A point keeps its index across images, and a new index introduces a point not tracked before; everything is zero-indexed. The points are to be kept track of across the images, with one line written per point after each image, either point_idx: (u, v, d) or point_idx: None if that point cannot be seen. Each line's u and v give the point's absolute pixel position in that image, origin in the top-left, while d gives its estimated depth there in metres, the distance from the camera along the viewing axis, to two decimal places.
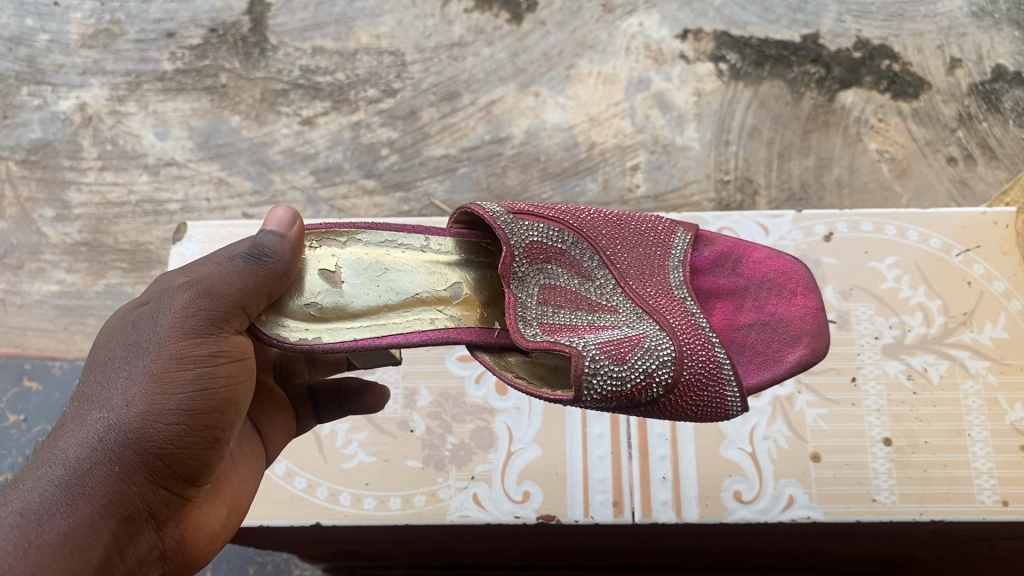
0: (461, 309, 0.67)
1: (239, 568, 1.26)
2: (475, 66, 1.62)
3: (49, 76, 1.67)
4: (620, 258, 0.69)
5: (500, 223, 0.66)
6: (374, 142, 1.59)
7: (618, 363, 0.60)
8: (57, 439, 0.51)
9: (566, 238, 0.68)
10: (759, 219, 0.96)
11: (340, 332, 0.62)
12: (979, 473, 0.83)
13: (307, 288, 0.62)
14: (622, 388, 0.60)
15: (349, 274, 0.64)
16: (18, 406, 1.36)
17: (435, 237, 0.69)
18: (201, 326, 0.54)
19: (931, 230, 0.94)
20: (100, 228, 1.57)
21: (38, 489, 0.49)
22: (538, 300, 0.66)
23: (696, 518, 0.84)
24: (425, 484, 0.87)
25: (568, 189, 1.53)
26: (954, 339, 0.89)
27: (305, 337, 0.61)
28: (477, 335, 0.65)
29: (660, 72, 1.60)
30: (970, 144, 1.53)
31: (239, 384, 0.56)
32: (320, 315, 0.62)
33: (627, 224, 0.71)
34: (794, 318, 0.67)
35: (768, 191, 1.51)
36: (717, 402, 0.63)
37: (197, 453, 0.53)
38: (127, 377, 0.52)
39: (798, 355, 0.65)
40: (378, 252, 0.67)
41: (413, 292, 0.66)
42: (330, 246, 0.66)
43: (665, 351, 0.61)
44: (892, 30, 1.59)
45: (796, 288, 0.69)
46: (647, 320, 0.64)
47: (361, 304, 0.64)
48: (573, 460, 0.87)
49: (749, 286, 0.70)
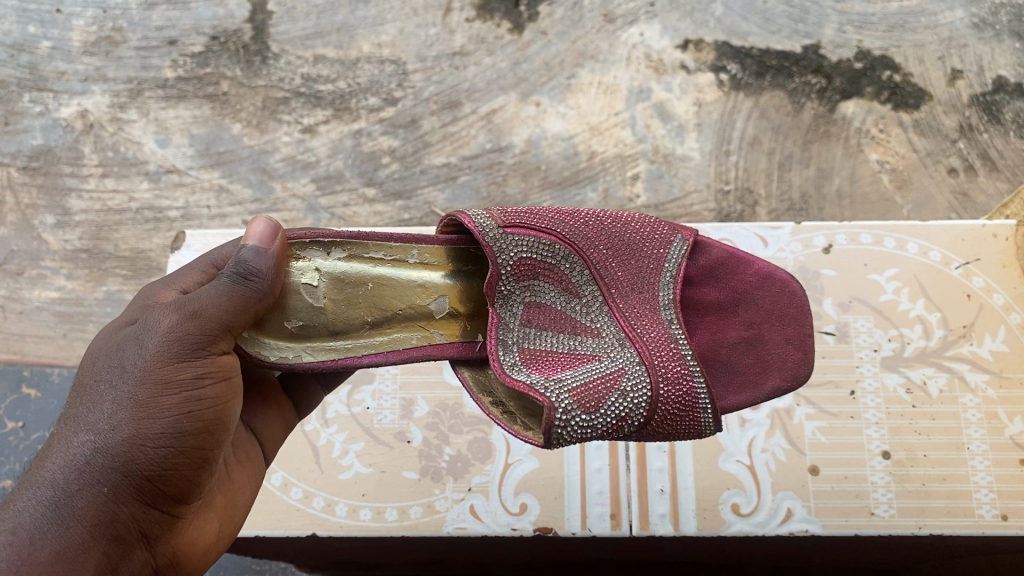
0: (439, 324, 0.71)
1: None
2: (476, 76, 1.62)
3: (50, 83, 1.67)
4: (611, 270, 0.71)
5: (490, 239, 0.68)
6: (375, 150, 1.60)
7: (589, 413, 0.63)
8: (44, 460, 0.52)
9: (556, 252, 0.71)
10: (758, 230, 0.96)
11: (319, 352, 0.67)
12: (978, 487, 0.83)
13: (291, 307, 0.66)
14: (593, 431, 0.63)
15: (330, 290, 0.68)
16: (16, 413, 1.37)
17: (422, 246, 0.71)
18: (186, 350, 0.55)
19: (930, 242, 0.94)
20: (100, 235, 1.57)
21: (26, 511, 0.49)
22: (522, 321, 0.71)
23: (693, 531, 0.84)
24: (421, 495, 0.87)
25: (569, 198, 1.53)
26: (953, 352, 0.88)
27: (287, 356, 0.65)
28: (460, 351, 0.70)
29: (660, 82, 1.60)
30: (970, 155, 1.53)
31: (225, 403, 0.57)
32: (300, 333, 0.66)
33: (623, 232, 0.72)
34: (779, 340, 0.70)
35: (768, 202, 1.52)
36: (690, 418, 0.65)
37: (184, 474, 0.55)
38: (112, 400, 0.53)
39: (777, 382, 0.69)
40: (361, 262, 0.70)
41: (392, 308, 0.70)
42: (314, 256, 0.68)
43: (640, 393, 0.64)
44: (892, 41, 1.59)
45: (785, 307, 0.71)
46: (627, 347, 0.67)
47: (339, 322, 0.68)
48: (570, 471, 0.87)
49: (740, 301, 0.72)
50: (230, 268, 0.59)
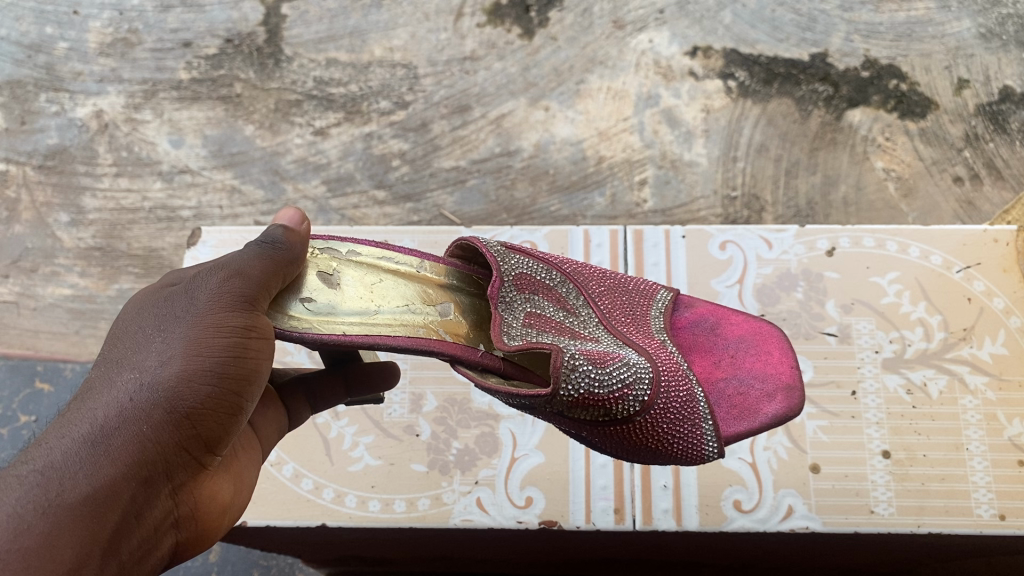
0: (445, 324, 0.70)
1: (244, 570, 1.29)
2: (487, 80, 1.64)
3: (66, 84, 1.70)
4: (602, 303, 0.73)
5: (493, 252, 0.70)
6: (385, 153, 1.62)
7: (598, 367, 0.64)
8: (87, 402, 0.52)
9: (553, 275, 0.73)
10: (763, 233, 0.98)
11: (332, 326, 0.64)
12: (976, 487, 0.84)
13: (304, 286, 0.66)
14: (599, 391, 0.63)
15: (344, 279, 0.69)
16: (30, 408, 1.41)
17: (429, 261, 0.73)
18: (235, 300, 0.57)
19: (932, 247, 0.96)
20: (113, 233, 1.60)
21: (65, 446, 0.49)
22: (523, 323, 0.69)
23: (695, 527, 0.86)
24: (430, 487, 0.89)
25: (576, 203, 1.55)
26: (953, 354, 0.90)
27: (295, 328, 0.62)
28: (460, 350, 0.65)
29: (669, 88, 1.62)
30: (976, 164, 1.54)
31: (265, 358, 0.58)
32: (314, 310, 0.65)
33: (613, 278, 0.77)
34: (771, 373, 0.72)
35: (775, 208, 1.53)
36: (694, 447, 0.67)
37: (221, 420, 0.54)
38: (161, 345, 0.55)
39: (775, 408, 0.70)
40: (373, 266, 0.71)
41: (402, 305, 0.69)
42: (330, 255, 0.70)
43: (643, 369, 0.66)
44: (900, 50, 1.61)
45: (772, 348, 0.74)
46: (628, 348, 0.68)
47: (353, 308, 0.67)
48: (575, 465, 0.89)
49: (728, 344, 0.75)
50: (266, 238, 0.62)
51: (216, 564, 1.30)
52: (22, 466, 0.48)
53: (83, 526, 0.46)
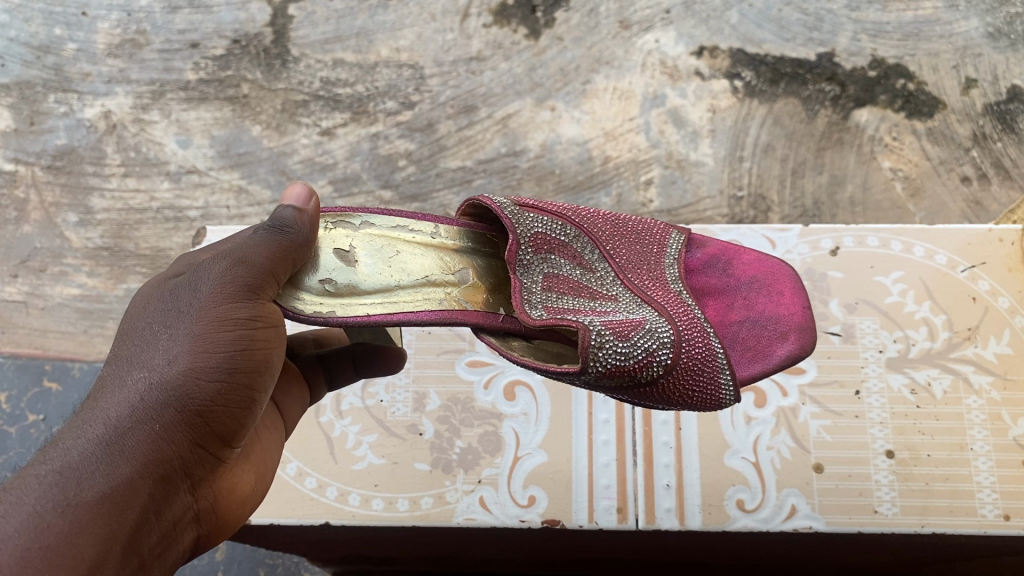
0: (466, 293, 0.70)
1: (250, 570, 1.30)
2: (493, 80, 1.64)
3: (75, 85, 1.71)
4: (617, 252, 0.73)
5: (508, 213, 0.70)
6: (392, 153, 1.62)
7: (623, 341, 0.64)
8: (99, 399, 0.53)
9: (568, 231, 0.73)
10: (767, 232, 0.97)
11: (355, 306, 0.64)
12: (981, 487, 0.84)
13: (322, 266, 0.65)
14: (625, 363, 0.64)
15: (363, 255, 0.67)
16: (38, 406, 1.43)
17: (444, 225, 0.72)
18: (240, 290, 0.55)
19: (937, 246, 0.95)
20: (121, 233, 1.60)
21: (80, 446, 0.50)
22: (543, 287, 0.70)
23: (698, 526, 0.85)
24: (433, 486, 0.89)
25: (582, 202, 1.56)
26: (958, 354, 0.90)
27: (320, 311, 0.63)
28: (481, 318, 0.67)
29: (675, 88, 1.62)
30: (984, 164, 1.54)
31: (275, 347, 0.57)
32: (335, 291, 0.64)
33: (625, 223, 0.76)
34: (782, 315, 0.73)
35: (781, 208, 1.53)
36: (711, 392, 0.67)
37: (234, 413, 0.54)
38: (169, 340, 0.54)
39: (788, 349, 0.71)
40: (389, 236, 0.70)
41: (423, 275, 0.69)
42: (344, 229, 0.68)
43: (665, 333, 0.66)
44: (907, 49, 1.60)
45: (782, 288, 0.75)
46: (645, 307, 0.69)
47: (374, 284, 0.66)
48: (578, 465, 0.89)
49: (740, 284, 0.76)
50: (270, 219, 0.60)
51: (220, 562, 1.31)
52: (39, 466, 0.49)
53: (101, 529, 0.47)
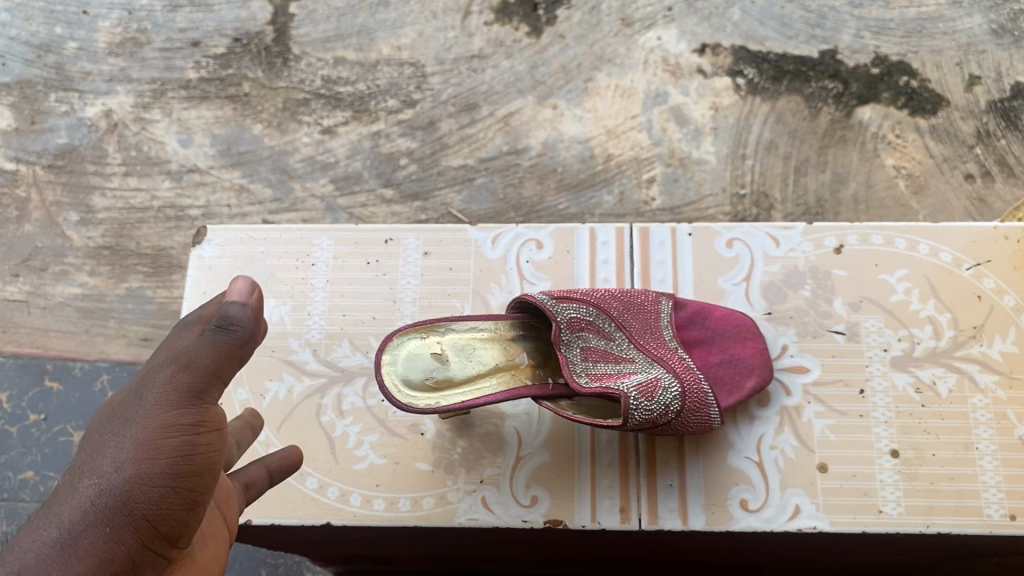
0: (527, 370, 0.86)
1: (251, 569, 1.30)
2: (494, 78, 1.64)
3: (76, 83, 1.71)
4: (628, 322, 0.86)
5: (547, 304, 0.84)
6: (393, 151, 1.62)
7: (648, 398, 0.78)
8: (46, 514, 0.50)
9: (590, 310, 0.86)
10: (770, 230, 0.96)
11: (452, 397, 0.82)
12: (986, 487, 0.84)
13: (422, 370, 0.83)
14: (654, 416, 0.78)
15: (451, 354, 0.85)
16: (39, 406, 1.45)
17: (502, 322, 0.88)
18: (183, 395, 0.54)
19: (941, 243, 0.94)
20: (122, 232, 1.60)
21: (24, 559, 0.47)
22: (580, 358, 0.84)
23: (702, 526, 0.85)
24: (435, 486, 0.88)
25: (584, 201, 1.55)
26: (963, 353, 0.89)
27: (429, 403, 0.82)
28: (538, 388, 0.82)
29: (677, 86, 1.61)
30: (987, 161, 1.53)
31: (223, 454, 0.55)
32: (435, 386, 0.83)
33: (624, 293, 0.89)
34: (751, 356, 0.88)
35: (784, 206, 1.52)
36: (701, 419, 0.81)
37: (182, 522, 0.52)
38: (115, 449, 0.52)
39: (754, 384, 0.86)
40: (465, 337, 0.87)
41: (493, 361, 0.86)
42: (433, 336, 0.86)
43: (674, 385, 0.79)
44: (910, 46, 1.59)
45: (750, 336, 0.89)
46: (657, 365, 0.83)
47: (461, 372, 0.84)
48: (581, 465, 0.88)
49: (716, 334, 0.89)
50: (213, 322, 0.59)
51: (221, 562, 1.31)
52: None
53: None
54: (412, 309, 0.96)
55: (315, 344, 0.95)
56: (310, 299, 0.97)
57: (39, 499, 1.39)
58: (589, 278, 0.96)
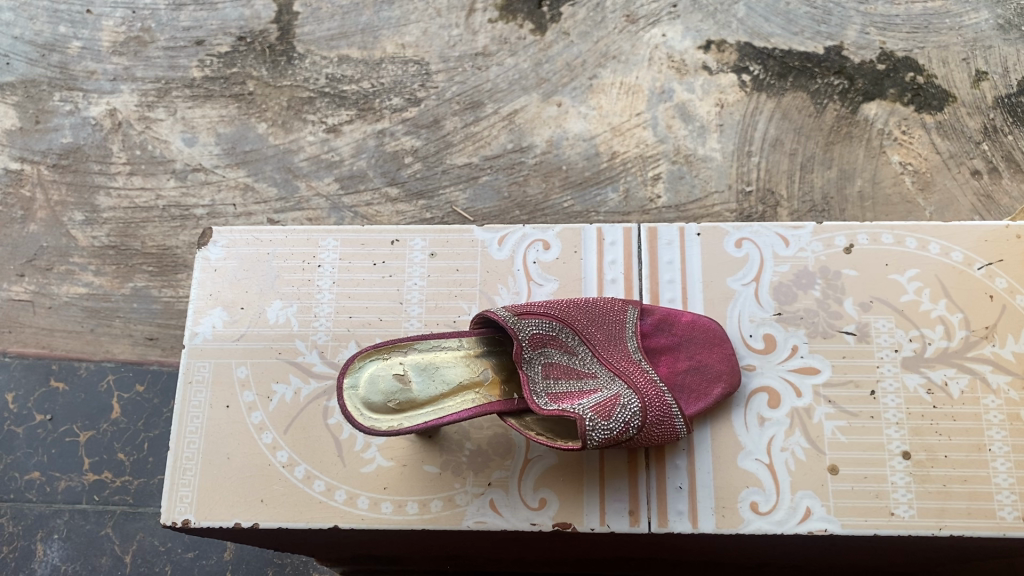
0: (490, 389, 0.85)
1: (258, 569, 1.33)
2: (499, 76, 1.63)
3: (80, 83, 1.70)
4: (592, 334, 0.86)
5: (509, 322, 0.83)
6: (398, 150, 1.61)
7: (606, 419, 0.77)
8: None
9: (553, 326, 0.85)
10: (779, 230, 0.95)
11: (416, 418, 0.82)
12: (999, 489, 0.83)
13: (386, 391, 0.83)
14: (613, 435, 0.78)
15: (414, 374, 0.85)
16: (45, 406, 1.45)
17: (466, 338, 0.87)
18: None
19: (952, 242, 0.93)
20: (127, 232, 1.59)
21: None
22: (543, 375, 0.84)
23: (712, 529, 0.84)
24: (442, 489, 0.88)
25: (589, 199, 1.54)
26: (975, 353, 0.88)
27: (392, 424, 0.82)
28: (502, 405, 0.82)
29: (682, 82, 1.61)
30: (995, 158, 1.52)
31: None
32: (398, 407, 0.83)
33: (589, 303, 0.88)
34: (716, 363, 0.87)
35: (790, 203, 1.51)
36: (668, 430, 0.82)
37: None
38: None
39: (721, 391, 0.86)
40: (429, 355, 0.86)
41: (458, 379, 0.85)
42: (397, 356, 0.86)
43: (633, 403, 0.79)
44: (916, 42, 1.58)
45: (715, 341, 0.88)
46: (619, 380, 0.82)
47: (425, 392, 0.84)
48: (589, 467, 0.87)
49: (683, 341, 0.88)
50: None
51: (229, 563, 1.34)
52: None
53: None
54: (419, 310, 0.95)
55: (321, 346, 0.94)
56: (316, 301, 0.97)
57: (46, 499, 1.39)
58: (597, 279, 0.95)
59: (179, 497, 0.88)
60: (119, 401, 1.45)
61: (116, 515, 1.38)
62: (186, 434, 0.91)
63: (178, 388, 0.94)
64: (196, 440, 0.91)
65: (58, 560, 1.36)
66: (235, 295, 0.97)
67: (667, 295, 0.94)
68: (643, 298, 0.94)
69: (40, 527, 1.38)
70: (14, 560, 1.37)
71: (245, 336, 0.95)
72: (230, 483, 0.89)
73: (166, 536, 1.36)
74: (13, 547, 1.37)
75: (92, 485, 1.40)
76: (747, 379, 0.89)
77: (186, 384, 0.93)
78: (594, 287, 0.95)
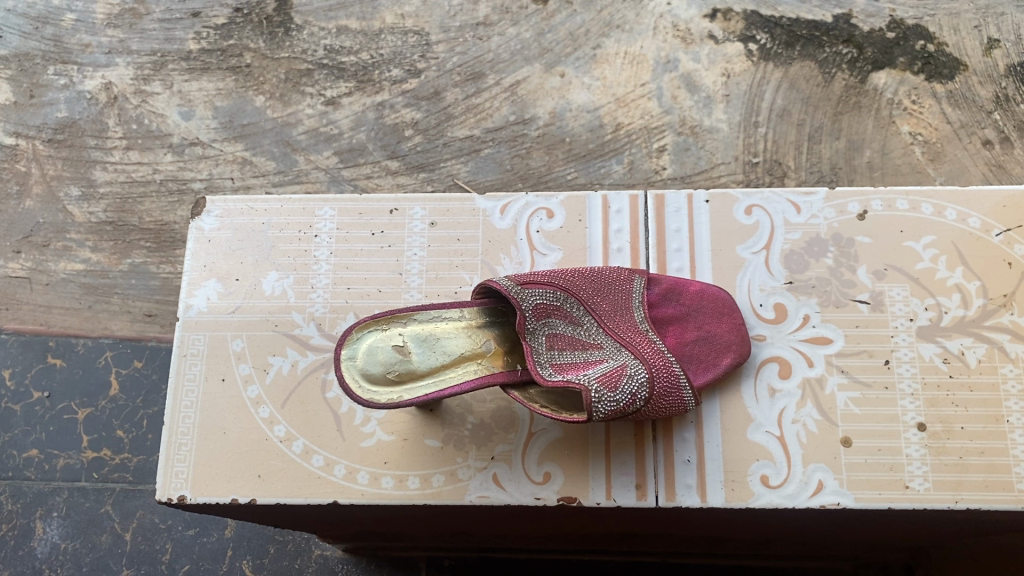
0: (492, 360, 0.83)
1: (259, 547, 1.31)
2: (500, 46, 1.60)
3: (75, 56, 1.67)
4: (597, 304, 0.83)
5: (512, 292, 0.80)
6: (398, 122, 1.58)
7: (612, 390, 0.75)
8: None
9: (557, 296, 0.82)
10: (791, 196, 0.92)
11: (416, 390, 0.80)
12: (1017, 460, 0.80)
13: (385, 361, 0.81)
14: (619, 406, 0.75)
15: (414, 345, 0.82)
16: (43, 383, 1.43)
17: (467, 309, 0.85)
18: None
19: (969, 208, 0.90)
20: (124, 207, 1.56)
21: None
22: (547, 346, 0.81)
23: (720, 503, 0.82)
24: (444, 464, 0.85)
25: (593, 171, 1.51)
26: (993, 322, 0.85)
27: (392, 397, 0.79)
28: (506, 377, 0.80)
29: (688, 52, 1.57)
30: (1007, 127, 1.47)
31: None
32: (399, 379, 0.80)
33: (593, 274, 0.85)
34: (725, 333, 0.84)
35: (798, 173, 1.48)
36: (676, 402, 0.79)
37: None
38: None
39: (729, 360, 0.83)
40: (429, 326, 0.84)
41: (459, 351, 0.83)
42: (396, 326, 0.84)
43: (640, 373, 0.76)
44: (925, 10, 1.55)
45: (724, 311, 0.86)
46: (625, 351, 0.80)
47: (425, 364, 0.82)
48: (596, 440, 0.85)
49: (691, 311, 0.86)
50: None
51: (229, 541, 1.32)
52: None
53: None
54: (419, 281, 0.93)
55: (319, 318, 0.92)
56: (313, 273, 0.94)
57: (45, 477, 1.38)
58: (602, 249, 0.92)
59: (175, 473, 0.86)
60: (117, 377, 1.43)
61: (114, 493, 1.36)
62: (181, 409, 0.89)
63: (172, 362, 0.91)
64: (191, 415, 0.89)
65: (57, 538, 1.34)
66: (230, 267, 0.94)
67: (674, 265, 0.91)
68: (650, 266, 0.92)
69: (38, 505, 1.36)
70: (13, 538, 1.35)
71: (240, 308, 0.93)
72: (225, 459, 0.87)
73: (166, 514, 1.34)
74: (12, 525, 1.35)
75: (91, 463, 1.38)
76: (757, 350, 0.86)
77: (181, 358, 0.91)
78: (599, 256, 0.92)
